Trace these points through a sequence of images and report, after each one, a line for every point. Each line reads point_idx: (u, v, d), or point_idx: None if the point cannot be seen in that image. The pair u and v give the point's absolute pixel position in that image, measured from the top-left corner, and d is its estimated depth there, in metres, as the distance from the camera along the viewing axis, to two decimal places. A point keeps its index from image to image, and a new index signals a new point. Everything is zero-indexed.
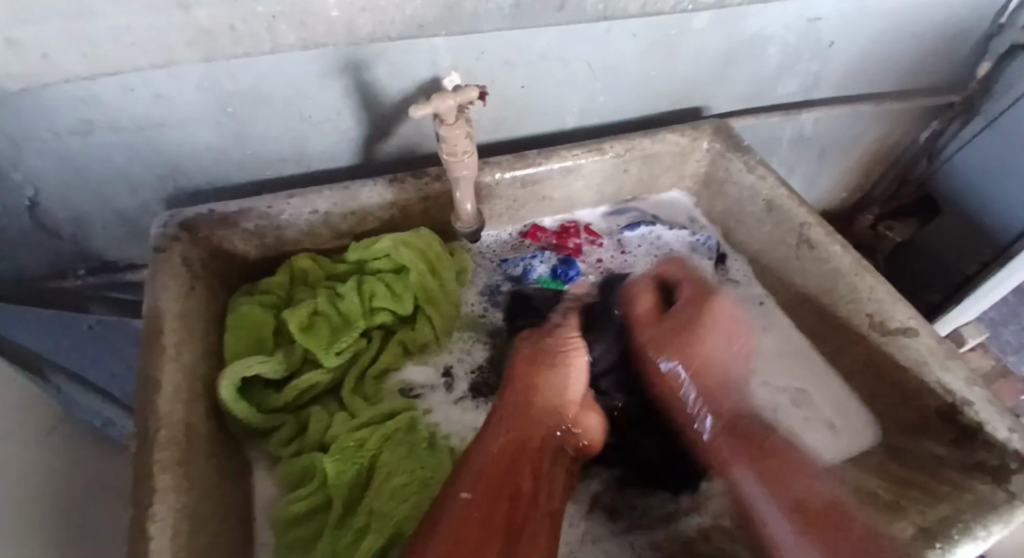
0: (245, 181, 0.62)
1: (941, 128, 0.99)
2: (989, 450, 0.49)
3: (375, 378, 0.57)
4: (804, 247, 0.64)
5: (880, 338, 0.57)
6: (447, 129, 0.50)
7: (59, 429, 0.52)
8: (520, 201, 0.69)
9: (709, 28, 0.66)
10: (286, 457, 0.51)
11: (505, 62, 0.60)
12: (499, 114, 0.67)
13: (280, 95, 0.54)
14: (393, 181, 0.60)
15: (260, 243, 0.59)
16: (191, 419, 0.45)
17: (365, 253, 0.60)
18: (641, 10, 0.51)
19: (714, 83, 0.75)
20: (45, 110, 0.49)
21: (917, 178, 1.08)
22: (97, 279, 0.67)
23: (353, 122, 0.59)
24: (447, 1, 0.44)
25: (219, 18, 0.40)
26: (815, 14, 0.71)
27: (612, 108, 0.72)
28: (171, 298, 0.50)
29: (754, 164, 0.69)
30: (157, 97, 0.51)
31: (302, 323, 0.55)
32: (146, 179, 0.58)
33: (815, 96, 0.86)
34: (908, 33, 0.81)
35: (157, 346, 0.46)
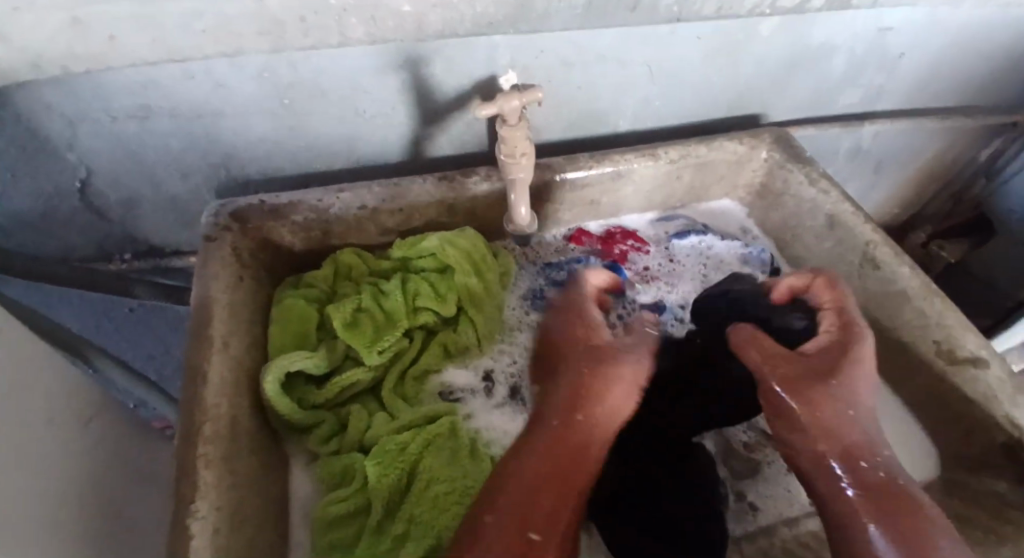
0: (294, 172, 0.62)
1: (1003, 147, 0.94)
2: None
3: (415, 379, 0.56)
4: (868, 268, 0.61)
5: (947, 369, 0.54)
6: (508, 130, 0.49)
7: (101, 413, 0.53)
8: (568, 205, 0.67)
9: (775, 34, 0.63)
10: (325, 455, 0.50)
11: (564, 62, 0.58)
12: (552, 115, 0.65)
13: (337, 89, 0.53)
14: (442, 179, 0.59)
15: (306, 236, 0.58)
16: (236, 413, 0.45)
17: (411, 251, 0.59)
18: (716, 13, 0.49)
19: (774, 90, 0.72)
20: (105, 94, 0.49)
21: (973, 198, 1.02)
22: (144, 263, 0.68)
23: (406, 118, 0.58)
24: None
25: (290, 8, 0.39)
26: (888, 23, 0.68)
27: (667, 112, 0.70)
28: (220, 288, 0.49)
29: (815, 177, 0.66)
30: (217, 86, 0.50)
31: (345, 319, 0.55)
32: (197, 166, 0.58)
33: (878, 108, 0.82)
34: (985, 45, 0.77)
35: (206, 337, 0.46)
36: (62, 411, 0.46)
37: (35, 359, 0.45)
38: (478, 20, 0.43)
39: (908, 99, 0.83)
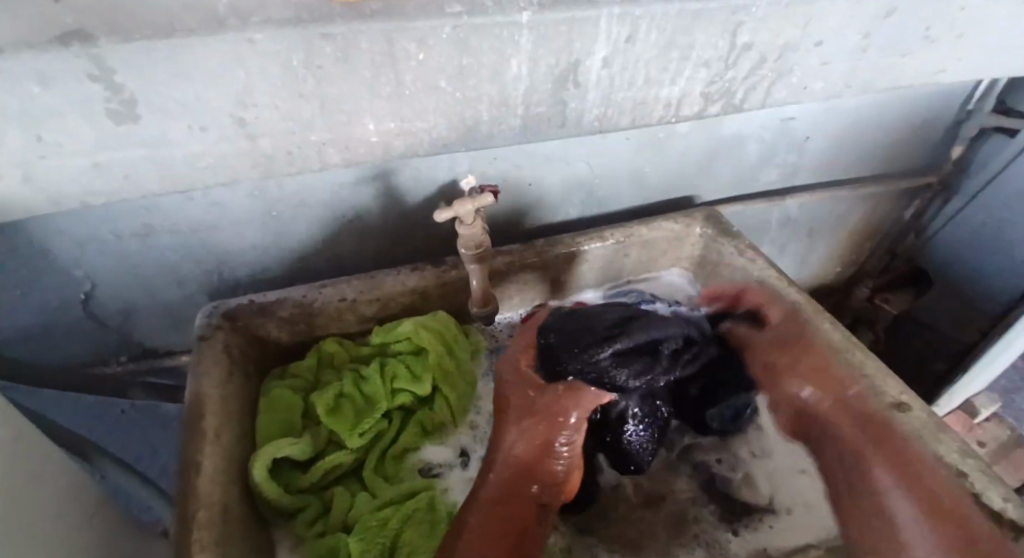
0: (280, 272, 0.68)
1: (923, 206, 1.05)
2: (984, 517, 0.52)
3: (395, 457, 0.60)
4: (798, 325, 0.68)
5: (877, 414, 0.60)
6: (466, 228, 0.57)
7: (103, 510, 0.55)
8: (530, 285, 0.74)
9: (693, 131, 0.75)
10: (311, 538, 0.53)
11: (515, 166, 0.68)
12: (510, 208, 0.74)
13: (319, 200, 0.61)
14: (414, 270, 0.66)
15: (292, 329, 0.64)
16: (228, 499, 0.48)
17: (387, 337, 0.65)
18: (633, 123, 0.59)
19: (701, 175, 0.83)
20: (112, 218, 0.56)
21: (905, 250, 1.12)
22: (138, 365, 0.72)
23: (379, 220, 0.66)
24: (467, 126, 0.52)
25: (279, 145, 0.47)
26: (789, 115, 0.80)
27: (610, 198, 0.79)
28: (213, 383, 0.54)
29: (744, 248, 0.75)
30: (213, 205, 0.58)
31: (328, 406, 0.59)
32: (193, 273, 0.65)
33: (797, 184, 0.94)
34: (878, 126, 0.90)
35: (200, 429, 0.50)
36: (67, 508, 0.49)
37: (46, 456, 0.48)
38: (434, 142, 0.52)
39: (822, 174, 0.95)
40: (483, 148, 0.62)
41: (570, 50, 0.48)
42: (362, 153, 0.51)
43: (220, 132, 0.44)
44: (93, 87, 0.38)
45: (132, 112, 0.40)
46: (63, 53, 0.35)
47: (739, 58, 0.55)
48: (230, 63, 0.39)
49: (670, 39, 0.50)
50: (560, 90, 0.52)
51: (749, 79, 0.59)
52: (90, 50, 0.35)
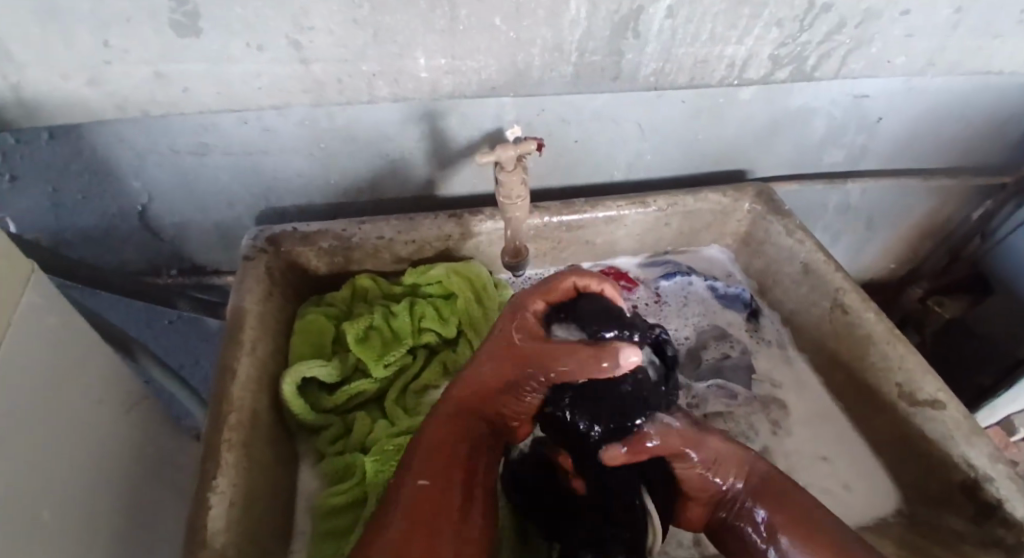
0: (324, 205, 0.70)
1: (995, 207, 0.98)
2: (1007, 528, 0.50)
3: (416, 392, 0.62)
4: (838, 312, 0.66)
5: (908, 409, 0.58)
6: (506, 175, 0.57)
7: (145, 403, 0.60)
8: (565, 244, 0.74)
9: (755, 100, 0.71)
10: (330, 454, 0.56)
11: (563, 120, 0.67)
12: (553, 163, 0.73)
13: (366, 135, 0.62)
14: (452, 216, 0.67)
15: (330, 261, 0.66)
16: (257, 407, 0.51)
17: (420, 278, 0.67)
18: (690, 83, 0.57)
19: (758, 149, 0.79)
20: (171, 133, 0.58)
21: (970, 255, 1.04)
22: (186, 278, 0.76)
23: (423, 162, 0.67)
24: (518, 69, 0.51)
25: (333, 72, 0.48)
26: (863, 92, 0.75)
27: (658, 164, 0.77)
28: (253, 300, 0.57)
29: (793, 228, 0.72)
30: (264, 130, 0.59)
31: (358, 335, 0.61)
32: (242, 196, 0.67)
33: (861, 168, 0.88)
34: (963, 113, 0.82)
35: (237, 340, 0.53)
36: (110, 395, 0.53)
37: (95, 347, 0.52)
38: (482, 83, 0.52)
39: (890, 161, 0.89)
40: (533, 97, 0.61)
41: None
42: (410, 88, 0.50)
43: (276, 54, 0.45)
44: None
45: (197, 25, 0.42)
46: None
47: (815, 20, 0.52)
48: None
49: None
50: (618, 39, 0.50)
51: (824, 44, 0.55)
52: None
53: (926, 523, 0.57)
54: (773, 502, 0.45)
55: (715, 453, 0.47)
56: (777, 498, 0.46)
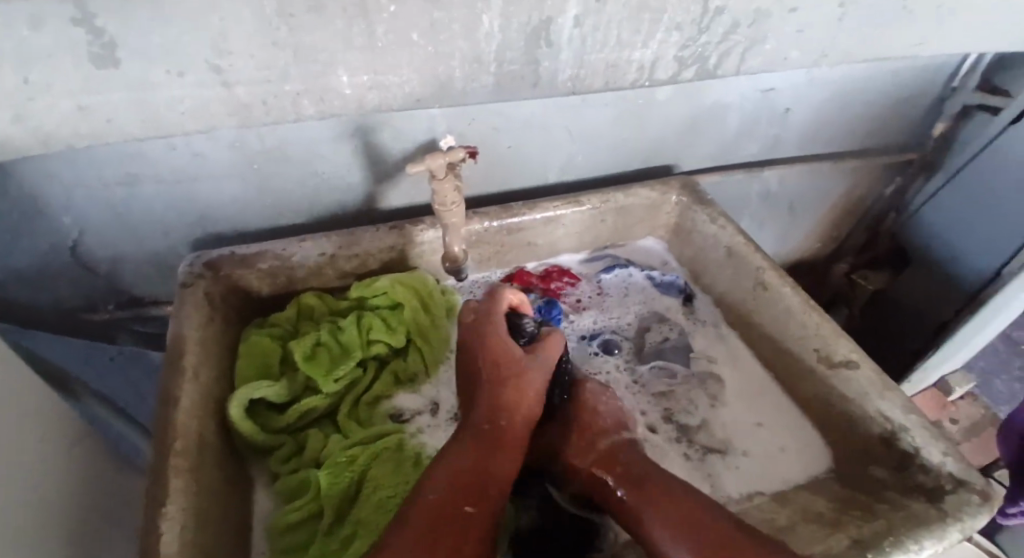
0: (263, 227, 0.70)
1: (905, 182, 1.06)
2: (926, 472, 0.55)
3: (368, 404, 0.62)
4: (762, 290, 0.71)
5: (829, 372, 0.63)
6: (439, 183, 0.59)
7: (87, 444, 0.58)
8: (507, 247, 0.76)
9: (671, 99, 0.76)
10: (285, 473, 0.56)
11: (493, 128, 0.69)
12: (489, 170, 0.76)
13: (299, 154, 0.63)
14: (393, 228, 0.68)
15: (272, 282, 0.66)
16: (204, 432, 0.51)
17: (365, 291, 0.67)
18: (606, 86, 0.60)
19: (681, 144, 0.84)
20: (95, 164, 0.57)
21: (887, 229, 1.13)
22: (124, 313, 0.74)
23: (360, 177, 0.68)
24: (441, 82, 0.53)
25: (256, 94, 0.48)
26: (768, 87, 0.81)
27: (589, 165, 0.81)
28: (194, 326, 0.57)
29: (717, 216, 0.77)
30: (193, 155, 0.59)
31: (305, 352, 0.61)
32: (177, 224, 0.66)
33: (777, 156, 0.95)
34: (859, 100, 0.90)
35: (179, 368, 0.53)
36: (50, 437, 0.52)
37: (30, 389, 0.50)
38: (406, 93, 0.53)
39: (803, 149, 0.96)
40: (461, 108, 0.63)
41: (541, 8, 0.49)
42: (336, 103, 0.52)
43: (197, 79, 0.46)
44: (78, 32, 0.39)
45: (113, 56, 0.42)
46: None
47: (711, 22, 0.56)
48: (201, 7, 0.40)
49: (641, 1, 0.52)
50: (533, 49, 0.53)
51: (723, 43, 0.60)
52: None
53: (856, 477, 0.62)
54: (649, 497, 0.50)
55: (625, 460, 0.55)
56: (655, 491, 0.50)
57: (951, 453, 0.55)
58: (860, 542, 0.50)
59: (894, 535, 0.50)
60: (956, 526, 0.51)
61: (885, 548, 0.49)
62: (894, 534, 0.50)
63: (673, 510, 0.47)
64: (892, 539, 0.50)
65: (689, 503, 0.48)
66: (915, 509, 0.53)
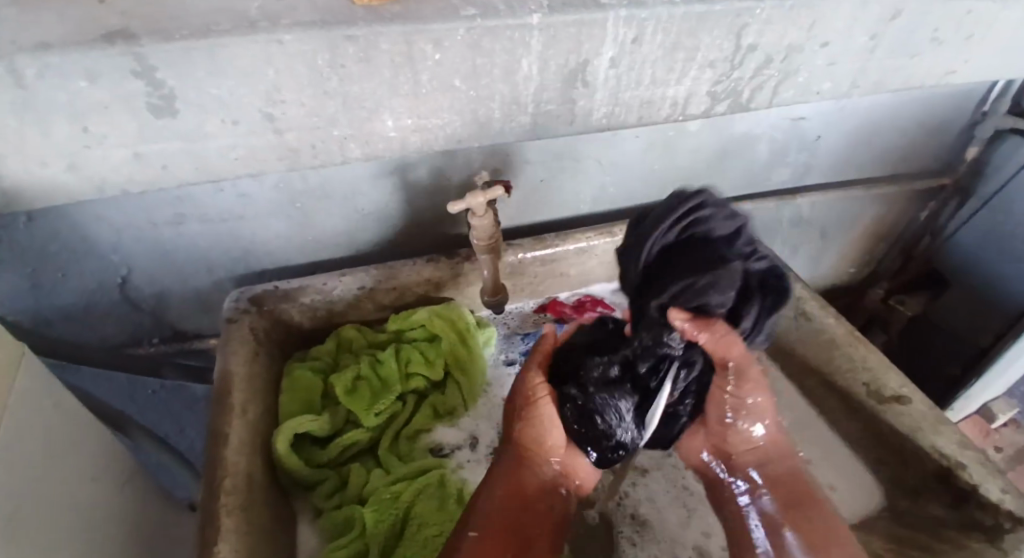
0: (304, 262, 0.72)
1: (938, 207, 1.04)
2: (985, 510, 0.53)
3: (409, 437, 0.63)
4: (802, 319, 0.70)
5: (876, 405, 0.62)
6: (477, 219, 0.60)
7: (137, 476, 0.60)
8: (541, 278, 0.77)
9: (701, 131, 0.77)
10: (328, 509, 0.57)
11: (526, 162, 0.71)
12: (522, 203, 0.77)
13: (341, 192, 0.65)
14: (429, 260, 0.69)
15: (313, 315, 0.68)
16: (251, 468, 0.52)
17: (403, 324, 0.68)
18: (640, 121, 0.62)
19: (711, 172, 0.84)
20: (149, 207, 0.60)
21: (921, 254, 1.10)
22: (169, 346, 0.77)
23: (398, 212, 0.70)
24: (480, 122, 0.55)
25: (305, 140, 0.51)
26: (798, 115, 0.81)
27: (620, 195, 0.82)
28: (240, 362, 0.58)
29: None
30: (240, 196, 0.62)
31: (346, 386, 0.62)
32: (222, 261, 0.69)
33: (808, 182, 0.94)
34: (891, 125, 0.89)
35: (227, 404, 0.54)
36: (104, 472, 0.53)
37: (86, 424, 0.52)
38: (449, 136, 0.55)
39: (835, 174, 0.95)
40: (496, 146, 0.65)
41: (578, 52, 0.51)
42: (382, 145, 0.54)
43: (250, 127, 0.48)
44: (138, 83, 0.41)
45: (172, 107, 0.44)
46: (108, 50, 0.39)
47: (743, 58, 0.57)
48: (259, 62, 0.43)
49: (675, 42, 0.53)
50: (569, 89, 0.54)
51: (754, 78, 0.60)
52: (133, 47, 0.39)
53: (908, 513, 0.60)
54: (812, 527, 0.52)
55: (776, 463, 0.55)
56: (815, 514, 0.53)
57: (1009, 489, 0.53)
58: None
59: None
60: None
61: None
62: None
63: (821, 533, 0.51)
64: None
65: (827, 528, 0.51)
66: (974, 549, 0.51)
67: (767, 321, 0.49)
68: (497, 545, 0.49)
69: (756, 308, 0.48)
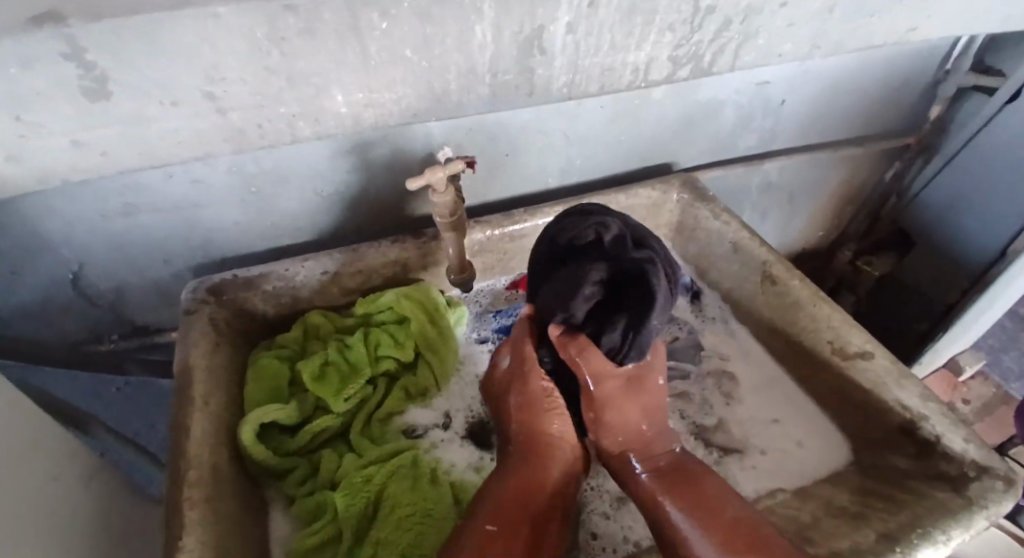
0: (265, 249, 0.70)
1: (904, 167, 1.05)
2: (948, 461, 0.54)
3: (380, 420, 0.62)
4: (769, 284, 0.71)
5: (842, 364, 0.63)
6: (439, 196, 0.58)
7: (100, 477, 0.58)
8: (510, 254, 0.76)
9: (666, 98, 0.76)
10: (300, 496, 0.56)
11: (491, 137, 0.69)
12: (488, 179, 0.75)
13: (298, 173, 0.63)
14: (395, 241, 0.68)
15: (277, 303, 0.66)
16: (217, 460, 0.51)
17: (371, 307, 0.67)
18: (602, 89, 0.60)
19: (678, 141, 0.83)
20: (96, 198, 0.57)
21: (888, 214, 1.12)
22: (129, 342, 0.74)
23: (360, 193, 0.68)
24: (436, 95, 0.53)
25: (251, 119, 0.48)
26: (762, 79, 0.81)
27: (588, 167, 0.81)
28: (201, 354, 0.56)
29: (719, 212, 0.77)
30: (192, 182, 0.59)
31: (314, 373, 0.61)
32: (179, 251, 0.66)
33: (775, 147, 0.94)
34: (855, 86, 0.90)
35: (189, 397, 0.52)
36: (64, 474, 0.52)
37: (41, 425, 0.50)
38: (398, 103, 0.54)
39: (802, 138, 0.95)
40: (457, 119, 0.63)
41: (533, 18, 0.49)
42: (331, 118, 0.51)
43: (192, 108, 0.45)
44: (69, 66, 0.39)
45: (107, 90, 0.41)
46: (34, 32, 0.36)
47: (703, 21, 0.56)
48: (196, 39, 0.40)
49: (633, 5, 0.51)
50: (527, 57, 0.53)
51: (715, 42, 0.59)
52: (62, 28, 0.36)
53: (875, 467, 0.61)
54: (677, 488, 0.49)
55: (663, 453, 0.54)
56: (702, 491, 0.49)
57: (969, 439, 0.54)
58: (887, 535, 0.50)
59: (923, 527, 0.50)
60: (983, 514, 0.51)
61: (914, 541, 0.49)
62: (923, 526, 0.50)
63: (711, 507, 0.47)
64: (920, 531, 0.50)
65: (719, 505, 0.47)
66: (939, 499, 0.53)
67: (640, 337, 0.51)
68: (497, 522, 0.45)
69: (620, 323, 0.51)
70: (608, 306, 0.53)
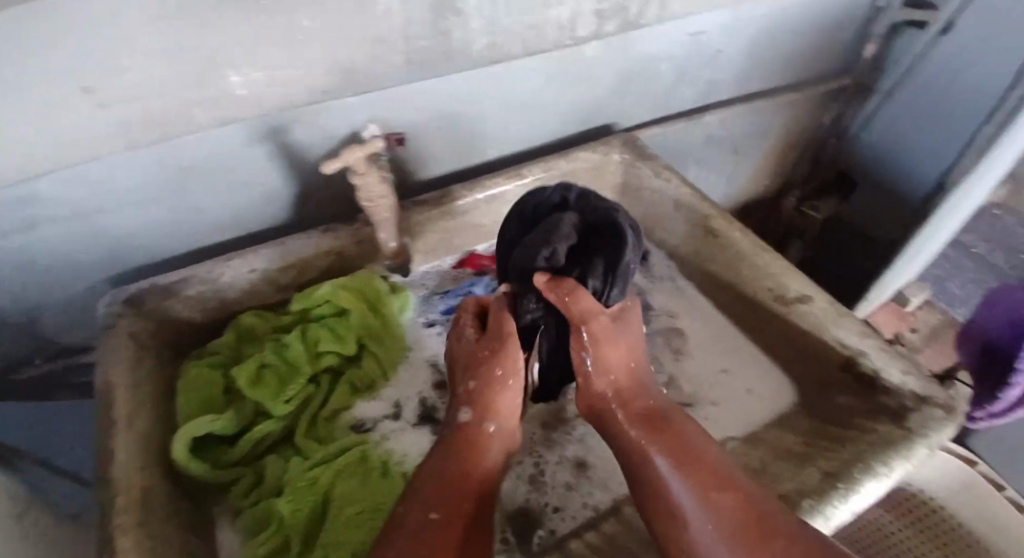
0: (186, 250, 0.65)
1: (843, 109, 1.06)
2: (888, 394, 0.56)
3: (327, 419, 0.59)
4: (713, 239, 0.71)
5: (785, 311, 0.64)
6: (363, 178, 0.57)
7: (26, 515, 0.54)
8: (453, 232, 0.73)
9: (600, 56, 0.73)
10: (248, 507, 0.53)
11: (419, 110, 0.65)
12: (421, 154, 0.71)
13: (208, 166, 0.58)
14: (326, 231, 0.65)
15: (205, 308, 0.62)
16: (150, 481, 0.47)
17: (309, 300, 0.63)
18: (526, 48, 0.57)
19: (617, 99, 0.81)
20: None
21: (829, 159, 1.13)
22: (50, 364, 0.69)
23: (283, 181, 0.63)
24: (346, 67, 0.49)
25: (137, 110, 0.44)
26: (695, 30, 0.79)
27: (526, 134, 0.78)
28: (122, 371, 0.52)
29: (660, 169, 0.76)
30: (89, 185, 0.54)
31: (250, 376, 0.57)
32: (88, 263, 0.61)
33: (715, 99, 0.93)
34: (789, 32, 0.89)
35: (112, 418, 0.49)
36: None
37: None
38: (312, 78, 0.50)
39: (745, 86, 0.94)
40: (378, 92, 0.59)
41: None
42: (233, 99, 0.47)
43: (63, 103, 0.40)
44: None
45: None
46: None
47: None
48: (54, 24, 0.36)
49: None
50: (441, 20, 0.49)
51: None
52: None
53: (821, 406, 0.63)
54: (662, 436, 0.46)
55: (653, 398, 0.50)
56: (697, 446, 0.46)
57: (907, 372, 0.56)
58: (830, 473, 0.51)
59: (863, 461, 0.51)
60: (921, 442, 0.52)
61: (856, 476, 0.50)
62: (862, 460, 0.52)
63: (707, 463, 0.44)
64: (861, 466, 0.51)
65: (708, 459, 0.45)
66: (881, 432, 0.54)
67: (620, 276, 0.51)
68: (438, 507, 0.42)
69: (598, 265, 0.50)
70: (579, 253, 0.52)
